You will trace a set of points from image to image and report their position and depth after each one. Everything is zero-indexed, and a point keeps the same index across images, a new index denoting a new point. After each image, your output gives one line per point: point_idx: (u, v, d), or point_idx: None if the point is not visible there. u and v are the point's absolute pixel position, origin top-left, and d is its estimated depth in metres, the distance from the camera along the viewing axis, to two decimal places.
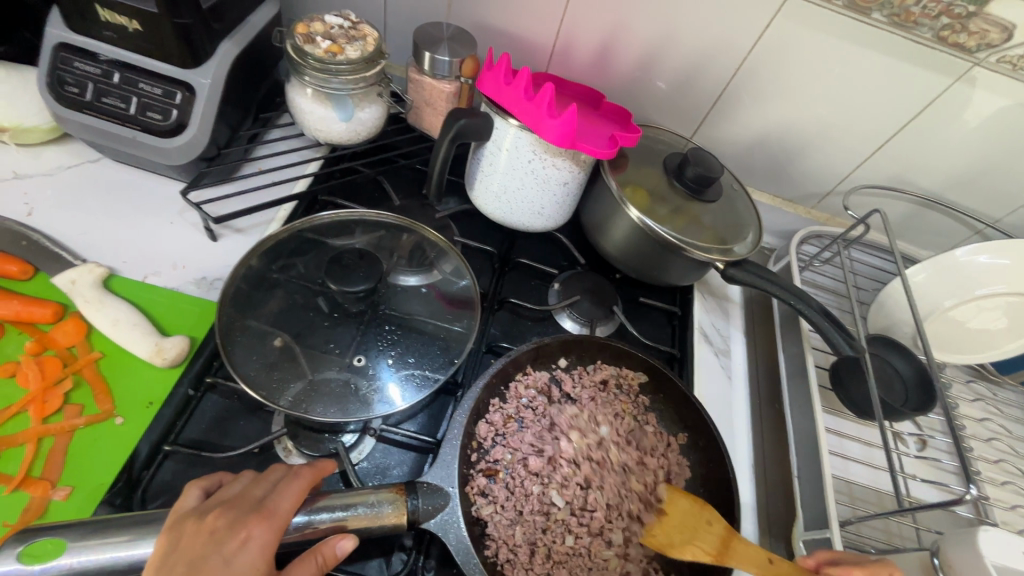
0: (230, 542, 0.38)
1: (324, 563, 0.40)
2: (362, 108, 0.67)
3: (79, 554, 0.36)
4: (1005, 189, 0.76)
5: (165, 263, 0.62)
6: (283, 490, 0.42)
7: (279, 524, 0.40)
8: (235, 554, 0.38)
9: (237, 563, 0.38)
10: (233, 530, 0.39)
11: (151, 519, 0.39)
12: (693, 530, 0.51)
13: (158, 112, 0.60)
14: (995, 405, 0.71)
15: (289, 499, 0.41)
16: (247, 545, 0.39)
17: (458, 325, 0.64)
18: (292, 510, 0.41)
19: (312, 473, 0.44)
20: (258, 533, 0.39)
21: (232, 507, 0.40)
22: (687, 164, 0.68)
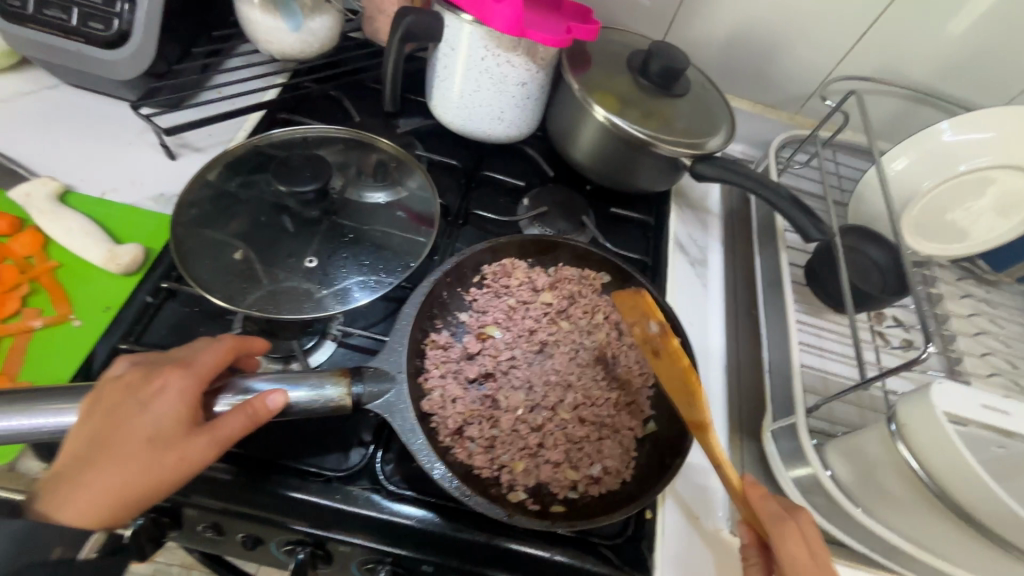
0: (147, 392, 0.40)
1: (255, 414, 0.40)
2: (312, 16, 0.66)
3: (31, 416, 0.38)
4: (1002, 74, 0.71)
5: (124, 181, 0.62)
6: (205, 350, 0.43)
7: (198, 377, 0.41)
8: (153, 400, 0.40)
9: (156, 408, 0.39)
10: (151, 380, 0.40)
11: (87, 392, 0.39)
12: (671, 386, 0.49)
13: (100, 21, 0.59)
14: (986, 302, 0.68)
15: (210, 354, 0.42)
16: (162, 393, 0.40)
17: (422, 236, 0.63)
18: (212, 366, 0.42)
19: (239, 341, 0.45)
20: (175, 381, 0.40)
21: (157, 363, 0.42)
22: (651, 58, 0.66)
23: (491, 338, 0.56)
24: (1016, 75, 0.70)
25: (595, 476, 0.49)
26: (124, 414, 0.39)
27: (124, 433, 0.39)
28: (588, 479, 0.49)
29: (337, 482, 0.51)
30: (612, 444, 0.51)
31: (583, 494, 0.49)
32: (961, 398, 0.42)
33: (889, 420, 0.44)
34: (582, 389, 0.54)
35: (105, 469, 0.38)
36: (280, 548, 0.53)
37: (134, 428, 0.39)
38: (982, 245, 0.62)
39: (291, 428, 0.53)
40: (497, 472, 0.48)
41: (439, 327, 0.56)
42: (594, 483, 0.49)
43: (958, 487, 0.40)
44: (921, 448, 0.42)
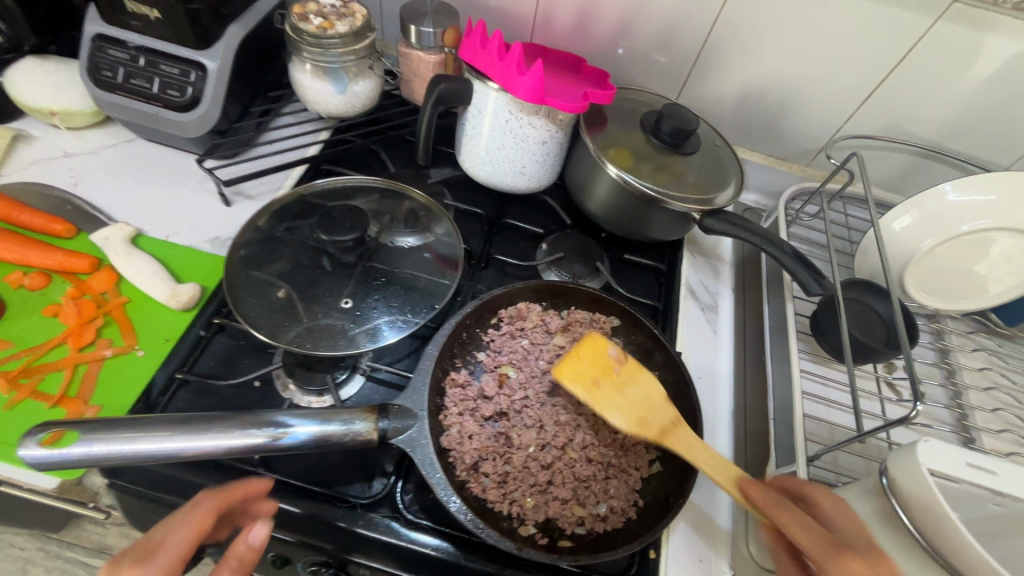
0: None
1: (245, 559, 0.41)
2: (357, 81, 0.73)
3: (102, 443, 0.43)
4: (1010, 134, 0.73)
5: (186, 225, 0.70)
6: (175, 529, 0.40)
7: (173, 561, 0.39)
8: None
9: None
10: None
11: (149, 421, 0.44)
12: (645, 402, 0.55)
13: (176, 89, 0.68)
14: (998, 356, 0.69)
15: (183, 535, 0.40)
16: None
17: (446, 279, 0.69)
18: (184, 547, 0.40)
19: (219, 498, 0.43)
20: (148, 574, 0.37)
21: (114, 561, 0.37)
22: (662, 119, 0.70)
23: (507, 379, 0.60)
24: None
25: (602, 514, 0.52)
26: None
27: None
28: (595, 516, 0.52)
29: (360, 508, 0.55)
30: (618, 484, 0.54)
31: (590, 530, 0.51)
32: (948, 458, 0.43)
33: (882, 474, 0.45)
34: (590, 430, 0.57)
35: None
36: (307, 569, 0.58)
37: None
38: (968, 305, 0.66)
39: (320, 456, 0.58)
40: (510, 506, 0.51)
41: (459, 366, 0.60)
42: (600, 521, 0.52)
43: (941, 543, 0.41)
44: (908, 503, 0.43)
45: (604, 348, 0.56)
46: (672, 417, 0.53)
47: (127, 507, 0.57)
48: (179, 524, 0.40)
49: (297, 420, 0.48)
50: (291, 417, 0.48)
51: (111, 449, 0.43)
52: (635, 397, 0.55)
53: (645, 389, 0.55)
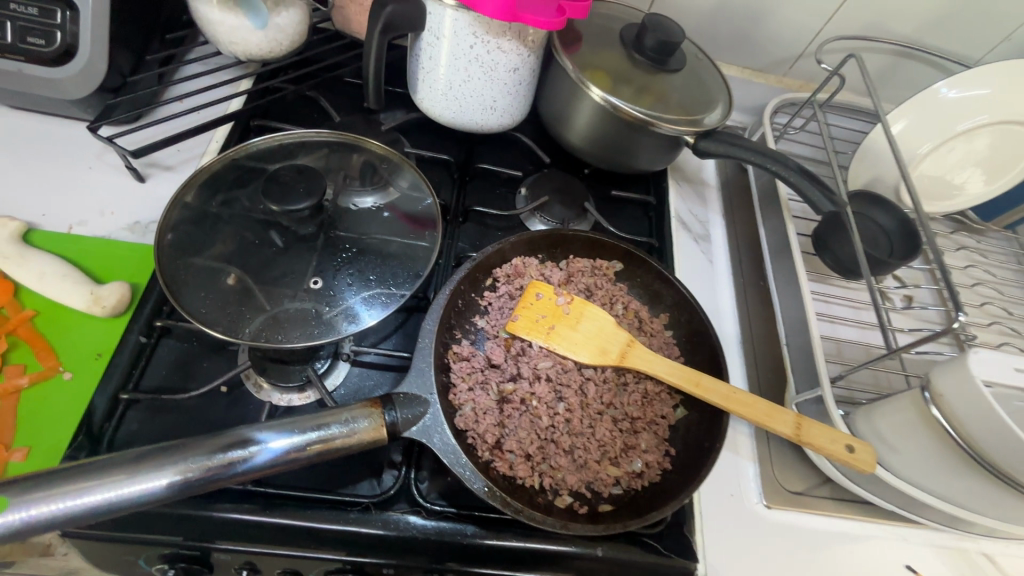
0: None
1: None
2: (278, 11, 0.60)
3: (58, 500, 0.34)
4: (985, 23, 0.71)
5: (93, 211, 0.57)
6: None
7: None
8: None
9: None
10: None
11: (103, 467, 0.36)
12: (601, 337, 0.53)
13: (39, 35, 0.52)
14: (978, 251, 0.71)
15: None
16: None
17: (423, 241, 0.61)
18: None
19: None
20: None
21: None
22: (645, 33, 0.63)
23: (514, 344, 0.54)
24: (997, 24, 0.70)
25: (638, 470, 0.49)
26: None
27: None
28: (630, 474, 0.49)
29: (374, 508, 0.49)
30: (648, 436, 0.51)
31: (627, 488, 0.49)
32: (993, 363, 0.43)
33: (923, 388, 0.45)
34: (611, 386, 0.53)
35: None
36: None
37: None
38: (968, 202, 0.64)
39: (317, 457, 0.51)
40: (542, 479, 0.47)
41: (459, 338, 0.53)
42: (636, 477, 0.49)
43: (986, 441, 0.42)
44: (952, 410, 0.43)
45: (548, 296, 0.55)
46: (626, 339, 0.53)
47: (92, 553, 0.49)
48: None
49: (269, 433, 0.40)
50: (264, 431, 0.40)
51: (72, 504, 0.34)
52: (582, 337, 0.54)
53: (596, 322, 0.54)
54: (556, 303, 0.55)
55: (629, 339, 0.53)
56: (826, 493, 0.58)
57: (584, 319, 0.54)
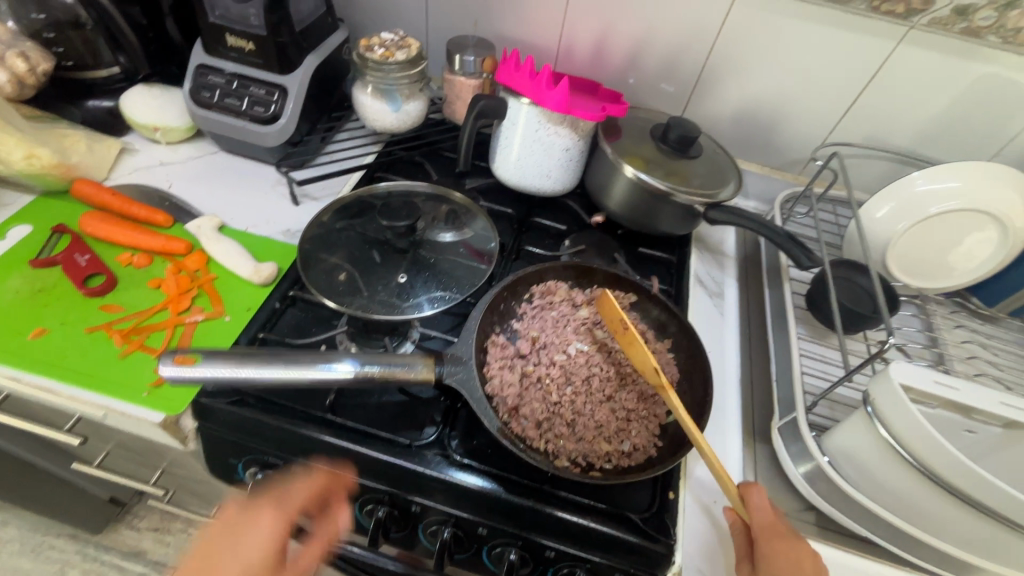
0: (247, 525, 0.54)
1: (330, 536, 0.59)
2: (408, 101, 0.86)
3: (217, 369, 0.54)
4: (977, 140, 0.83)
5: (263, 219, 0.82)
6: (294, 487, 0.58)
7: (286, 509, 0.55)
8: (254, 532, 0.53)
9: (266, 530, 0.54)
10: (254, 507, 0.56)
11: (252, 356, 0.56)
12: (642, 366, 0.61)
13: (261, 106, 0.81)
14: (984, 333, 0.76)
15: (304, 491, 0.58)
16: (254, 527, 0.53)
17: (482, 264, 0.79)
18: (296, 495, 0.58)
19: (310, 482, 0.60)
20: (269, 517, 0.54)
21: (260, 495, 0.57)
22: (669, 129, 0.82)
23: (539, 340, 0.68)
24: (989, 141, 0.82)
25: (626, 451, 0.60)
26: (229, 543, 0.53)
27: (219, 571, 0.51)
28: (620, 453, 0.60)
29: (415, 448, 0.62)
30: (639, 427, 0.62)
31: (617, 464, 0.59)
32: (916, 375, 0.52)
33: (866, 403, 0.54)
34: (614, 384, 0.65)
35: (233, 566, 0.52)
36: (363, 509, 0.65)
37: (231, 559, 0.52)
38: (959, 282, 0.74)
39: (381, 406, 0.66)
40: (547, 443, 0.58)
41: (497, 332, 0.69)
42: (625, 456, 0.59)
43: (917, 442, 0.50)
44: (894, 424, 0.52)
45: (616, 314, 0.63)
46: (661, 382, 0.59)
47: (211, 450, 0.66)
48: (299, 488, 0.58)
49: (351, 360, 0.57)
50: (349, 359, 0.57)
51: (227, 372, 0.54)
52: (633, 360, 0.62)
53: (643, 355, 0.60)
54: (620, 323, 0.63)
55: (664, 383, 0.58)
56: (810, 518, 0.63)
57: (636, 347, 0.61)
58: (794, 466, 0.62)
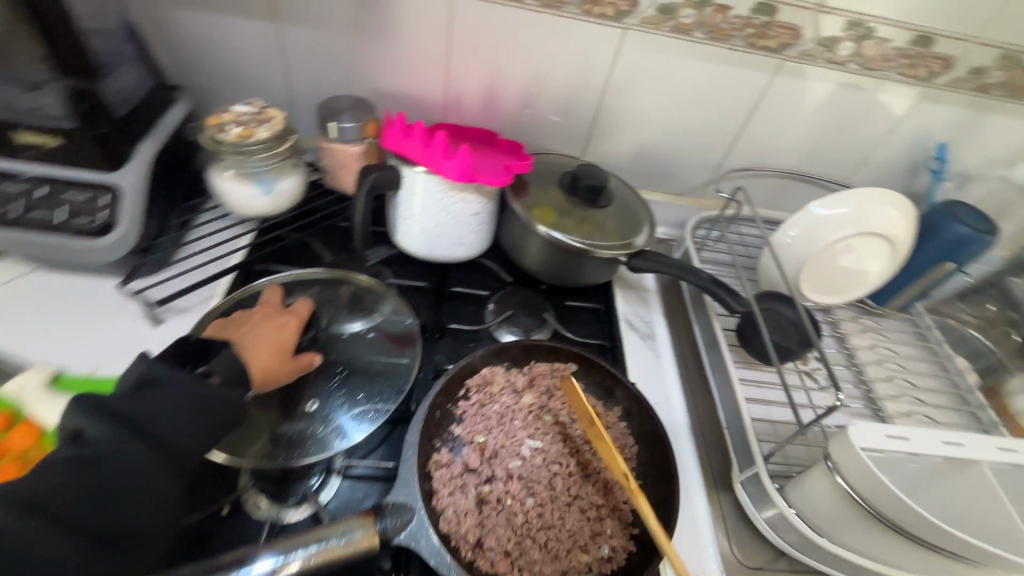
0: (270, 318, 0.66)
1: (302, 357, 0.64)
2: (281, 178, 0.73)
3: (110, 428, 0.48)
4: (846, 153, 0.89)
5: (116, 355, 0.64)
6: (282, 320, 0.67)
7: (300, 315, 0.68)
8: (275, 325, 0.65)
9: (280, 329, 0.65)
10: (276, 317, 0.66)
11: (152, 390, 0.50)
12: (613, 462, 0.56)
13: (86, 216, 0.64)
14: (881, 332, 0.85)
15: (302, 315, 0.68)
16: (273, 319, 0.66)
17: (404, 358, 0.70)
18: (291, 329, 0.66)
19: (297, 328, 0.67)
20: (290, 324, 0.66)
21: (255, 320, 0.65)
22: (578, 179, 0.78)
23: (488, 447, 0.61)
24: (855, 153, 0.89)
25: (606, 555, 0.55)
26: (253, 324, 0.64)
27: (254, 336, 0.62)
28: (600, 559, 0.55)
29: None
30: (613, 522, 0.57)
31: None
32: (871, 434, 0.52)
33: (828, 459, 0.55)
34: (577, 478, 0.60)
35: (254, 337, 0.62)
36: None
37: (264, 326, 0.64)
38: (859, 292, 0.78)
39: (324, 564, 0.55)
40: None
41: (439, 446, 0.60)
42: (606, 562, 0.55)
43: (878, 497, 0.51)
44: (850, 476, 0.53)
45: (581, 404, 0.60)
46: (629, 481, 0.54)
47: None
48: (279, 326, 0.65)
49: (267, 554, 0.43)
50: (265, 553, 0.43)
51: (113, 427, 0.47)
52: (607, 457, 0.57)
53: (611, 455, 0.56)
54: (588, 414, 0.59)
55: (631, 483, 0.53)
56: (783, 566, 0.63)
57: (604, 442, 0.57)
58: (759, 513, 0.63)
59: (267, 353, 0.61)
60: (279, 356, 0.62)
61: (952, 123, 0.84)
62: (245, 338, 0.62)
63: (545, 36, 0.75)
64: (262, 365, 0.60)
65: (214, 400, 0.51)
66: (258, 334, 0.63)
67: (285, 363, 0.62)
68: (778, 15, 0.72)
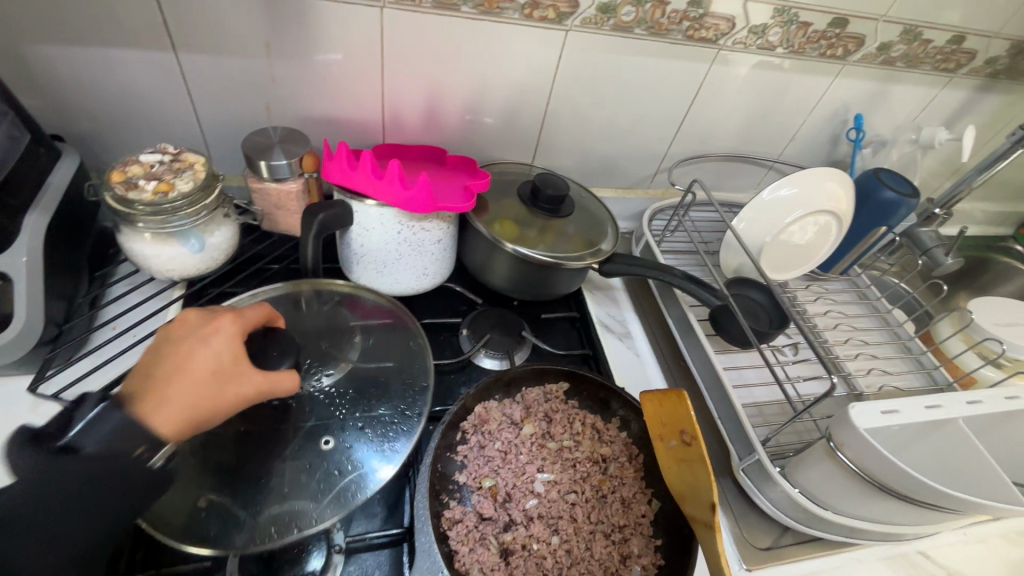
0: (201, 334, 0.48)
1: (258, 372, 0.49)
2: (211, 233, 0.64)
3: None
4: (778, 132, 0.94)
5: None
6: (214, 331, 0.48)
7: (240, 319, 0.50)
8: (209, 342, 0.47)
9: (214, 345, 0.47)
10: (207, 328, 0.49)
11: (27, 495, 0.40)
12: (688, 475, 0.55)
13: None
14: (829, 297, 0.91)
15: (239, 323, 0.50)
16: (204, 333, 0.48)
17: (384, 409, 0.60)
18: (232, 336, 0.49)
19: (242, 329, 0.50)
20: (227, 332, 0.49)
21: (178, 340, 0.48)
22: (538, 190, 0.76)
23: (500, 491, 0.58)
24: (785, 131, 0.94)
25: None
26: (183, 348, 0.47)
27: (189, 366, 0.46)
28: None
29: None
30: (637, 540, 0.57)
31: None
32: (870, 414, 0.55)
33: (830, 439, 0.57)
34: (594, 503, 0.59)
35: (183, 377, 0.46)
36: None
37: (192, 351, 0.47)
38: (810, 265, 0.83)
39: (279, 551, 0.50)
40: None
41: (447, 502, 0.56)
42: None
43: (881, 471, 0.53)
44: (853, 453, 0.55)
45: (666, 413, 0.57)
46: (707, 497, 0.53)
47: None
48: (216, 338, 0.48)
49: None
50: None
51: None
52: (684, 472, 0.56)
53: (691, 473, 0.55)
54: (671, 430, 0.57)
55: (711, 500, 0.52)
56: (789, 540, 0.65)
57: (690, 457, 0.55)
58: (763, 496, 0.64)
59: (196, 394, 0.45)
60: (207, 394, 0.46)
61: (865, 95, 0.90)
62: (166, 368, 0.46)
63: (486, 44, 0.70)
64: (198, 404, 0.45)
65: (119, 477, 0.42)
66: (182, 362, 0.46)
67: (222, 400, 0.46)
68: (713, 6, 0.72)
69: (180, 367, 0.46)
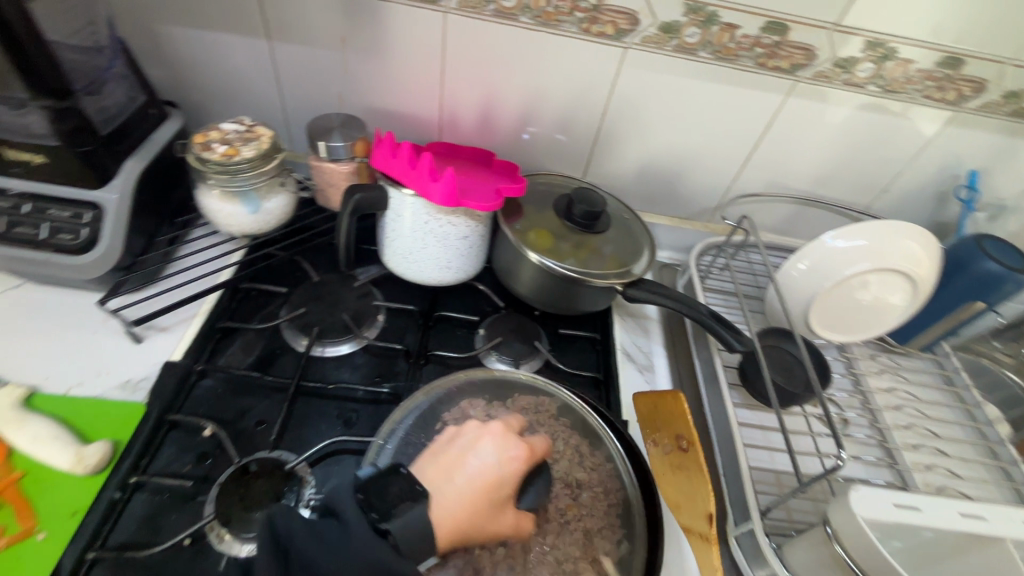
0: (465, 444, 0.54)
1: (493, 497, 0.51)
2: (268, 199, 0.72)
3: None
4: (866, 180, 0.84)
5: (91, 370, 0.63)
6: (473, 465, 0.52)
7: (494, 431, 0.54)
8: (471, 457, 0.52)
9: (473, 464, 0.52)
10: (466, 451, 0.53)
11: None
12: (690, 493, 0.54)
13: (69, 232, 0.63)
14: (901, 373, 0.78)
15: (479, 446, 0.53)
16: (470, 437, 0.54)
17: (386, 386, 0.69)
18: (473, 491, 0.50)
19: (484, 489, 0.51)
20: (499, 456, 0.52)
21: (441, 464, 0.53)
22: (573, 204, 0.75)
23: None
24: (876, 179, 0.83)
25: None
26: (451, 471, 0.52)
27: (478, 503, 0.50)
28: None
29: None
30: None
31: None
32: (876, 504, 0.47)
33: (826, 524, 0.49)
34: (554, 526, 0.55)
35: (454, 492, 0.50)
36: None
37: (466, 464, 0.52)
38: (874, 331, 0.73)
39: (353, 542, 0.45)
40: None
41: None
42: None
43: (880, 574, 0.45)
44: (853, 548, 0.47)
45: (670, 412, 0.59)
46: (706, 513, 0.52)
47: None
48: (479, 470, 0.51)
49: None
50: None
51: None
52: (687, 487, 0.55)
53: (693, 485, 0.55)
54: (677, 435, 0.58)
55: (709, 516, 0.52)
56: None
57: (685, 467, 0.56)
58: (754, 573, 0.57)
59: (470, 512, 0.49)
60: (465, 526, 0.49)
61: (983, 150, 0.78)
62: (448, 491, 0.50)
63: (541, 56, 0.72)
64: (465, 520, 0.49)
65: None
66: (465, 472, 0.51)
67: (494, 523, 0.50)
68: (790, 34, 0.67)
69: (450, 471, 0.52)
